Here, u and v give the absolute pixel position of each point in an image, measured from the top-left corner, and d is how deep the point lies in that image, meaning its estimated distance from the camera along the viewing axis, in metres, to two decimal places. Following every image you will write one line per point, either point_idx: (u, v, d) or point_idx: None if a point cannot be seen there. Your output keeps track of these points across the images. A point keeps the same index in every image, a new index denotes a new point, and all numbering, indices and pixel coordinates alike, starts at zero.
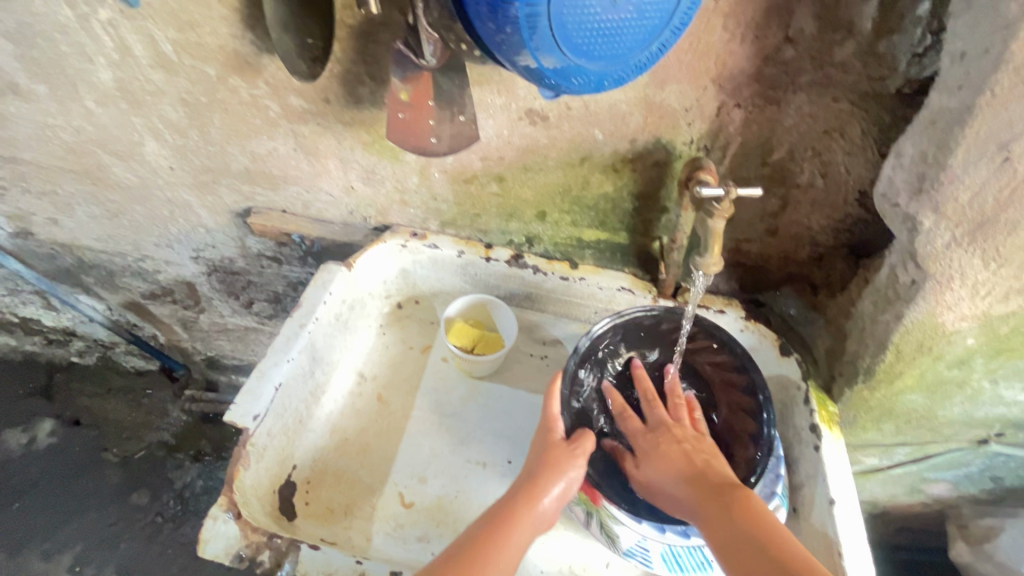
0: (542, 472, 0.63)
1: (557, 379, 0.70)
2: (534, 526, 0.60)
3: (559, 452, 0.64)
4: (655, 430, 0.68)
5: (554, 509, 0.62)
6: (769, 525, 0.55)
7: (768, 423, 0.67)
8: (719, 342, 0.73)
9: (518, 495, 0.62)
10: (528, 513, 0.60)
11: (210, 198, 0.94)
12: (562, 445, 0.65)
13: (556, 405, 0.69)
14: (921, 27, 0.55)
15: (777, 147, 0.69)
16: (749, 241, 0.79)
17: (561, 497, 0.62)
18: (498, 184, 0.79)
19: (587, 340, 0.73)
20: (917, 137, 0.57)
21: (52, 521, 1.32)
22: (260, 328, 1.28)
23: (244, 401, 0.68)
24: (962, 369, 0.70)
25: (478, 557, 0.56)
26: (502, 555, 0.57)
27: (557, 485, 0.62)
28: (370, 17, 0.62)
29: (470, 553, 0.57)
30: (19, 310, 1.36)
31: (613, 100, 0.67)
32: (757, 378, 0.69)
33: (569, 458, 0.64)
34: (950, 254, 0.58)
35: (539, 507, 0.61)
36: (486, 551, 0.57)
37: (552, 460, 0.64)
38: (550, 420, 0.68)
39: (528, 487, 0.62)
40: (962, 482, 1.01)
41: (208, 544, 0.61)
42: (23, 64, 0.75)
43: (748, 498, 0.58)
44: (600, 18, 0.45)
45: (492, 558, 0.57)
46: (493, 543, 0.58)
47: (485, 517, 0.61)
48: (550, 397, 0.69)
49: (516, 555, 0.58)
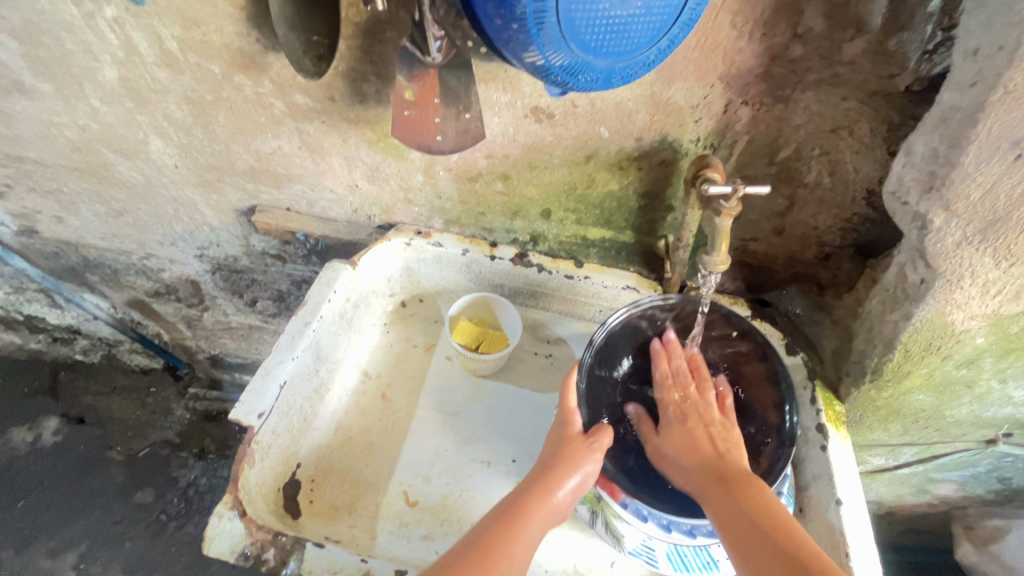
0: (558, 464, 0.62)
1: (574, 371, 0.69)
2: (547, 518, 0.60)
3: (576, 445, 0.63)
4: (683, 409, 0.68)
5: (567, 502, 0.62)
6: (782, 521, 0.54)
7: (792, 413, 0.65)
8: (741, 331, 0.72)
9: (533, 488, 0.61)
10: (542, 506, 0.59)
11: (215, 197, 0.94)
12: (579, 438, 0.64)
13: (573, 397, 0.68)
14: (931, 24, 0.54)
15: (785, 146, 0.68)
16: (755, 240, 0.79)
17: (576, 490, 0.61)
18: (503, 182, 0.79)
19: (602, 334, 0.71)
20: (928, 135, 0.56)
21: (57, 519, 1.33)
22: (264, 326, 1.28)
23: (249, 399, 0.68)
24: (971, 369, 0.69)
25: (494, 546, 0.55)
26: (517, 545, 0.56)
27: (573, 478, 0.61)
28: (375, 15, 0.62)
29: (484, 542, 0.56)
30: (24, 308, 1.36)
31: (619, 98, 0.66)
32: (781, 367, 0.68)
33: (586, 451, 0.63)
34: (960, 252, 0.57)
35: (554, 500, 0.60)
36: (501, 539, 0.56)
37: (569, 453, 0.63)
38: (568, 412, 0.67)
39: (544, 480, 0.61)
40: (968, 482, 1.00)
41: (214, 542, 0.61)
42: (29, 63, 0.75)
43: (761, 492, 0.57)
44: (609, 14, 0.45)
45: (507, 547, 0.56)
46: (508, 533, 0.57)
47: (499, 508, 0.60)
48: (567, 389, 0.68)
49: (530, 547, 0.58)
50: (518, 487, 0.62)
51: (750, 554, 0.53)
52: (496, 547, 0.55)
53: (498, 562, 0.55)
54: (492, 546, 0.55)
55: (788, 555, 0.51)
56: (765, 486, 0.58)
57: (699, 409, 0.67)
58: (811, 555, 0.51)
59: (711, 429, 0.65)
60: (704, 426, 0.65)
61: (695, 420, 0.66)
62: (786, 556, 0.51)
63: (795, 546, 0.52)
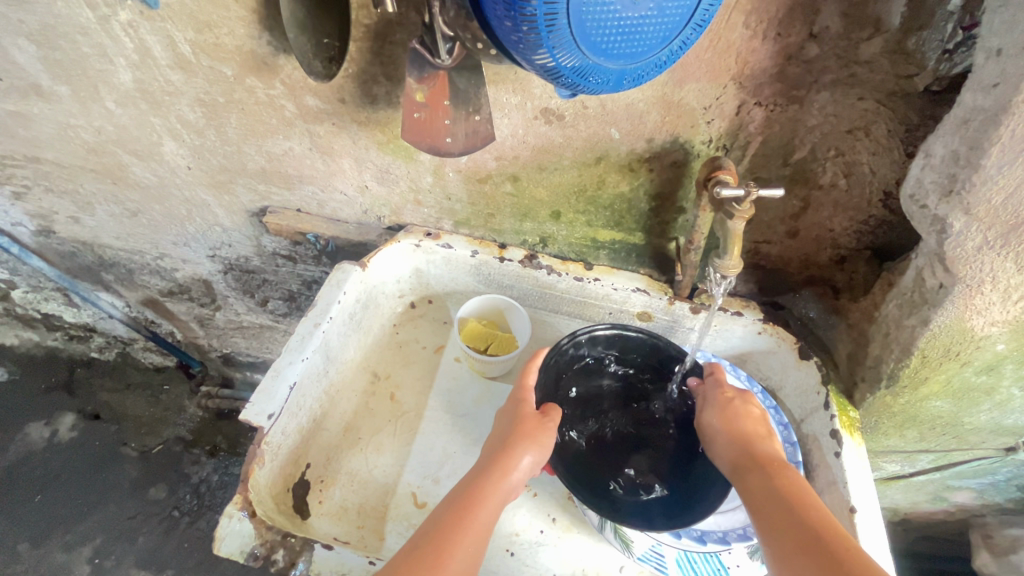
0: (517, 441, 0.64)
1: (539, 357, 0.72)
2: (504, 498, 0.61)
3: (533, 425, 0.66)
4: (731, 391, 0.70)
5: (524, 480, 0.63)
6: (804, 499, 0.56)
7: None
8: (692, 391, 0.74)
9: (493, 466, 0.62)
10: (500, 484, 0.61)
11: (227, 198, 0.95)
12: (534, 418, 0.67)
13: (533, 378, 0.71)
14: (952, 22, 0.53)
15: (799, 147, 0.67)
16: (769, 242, 0.77)
17: (531, 467, 0.64)
18: (513, 183, 0.78)
19: (585, 334, 0.76)
20: (948, 136, 0.55)
21: (73, 513, 1.35)
22: (275, 325, 1.29)
23: (259, 400, 0.68)
24: (991, 376, 0.68)
25: (462, 517, 0.57)
26: (477, 518, 0.57)
27: (529, 456, 0.63)
28: (386, 18, 0.61)
29: (449, 517, 0.57)
30: (41, 306, 1.38)
31: (630, 99, 0.65)
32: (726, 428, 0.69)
33: (541, 429, 0.66)
34: (981, 257, 0.56)
35: (510, 480, 0.62)
36: (463, 517, 0.57)
37: (527, 431, 0.65)
38: (523, 391, 0.70)
39: (502, 459, 0.63)
40: (988, 490, 0.98)
41: (223, 542, 0.61)
42: (46, 66, 0.76)
43: (790, 480, 0.59)
44: (621, 16, 0.44)
45: (470, 519, 0.57)
46: (472, 506, 0.58)
47: (463, 487, 0.61)
48: (527, 371, 0.72)
49: (487, 529, 0.57)
50: (479, 465, 0.64)
51: (775, 534, 0.54)
52: (459, 522, 0.56)
53: (464, 530, 0.56)
54: (463, 513, 0.57)
55: (810, 530, 0.52)
56: (793, 476, 0.60)
57: (742, 397, 0.69)
58: (831, 528, 0.52)
59: (755, 415, 0.68)
60: (743, 408, 0.67)
61: (737, 405, 0.68)
62: (806, 525, 0.53)
63: (820, 522, 0.53)
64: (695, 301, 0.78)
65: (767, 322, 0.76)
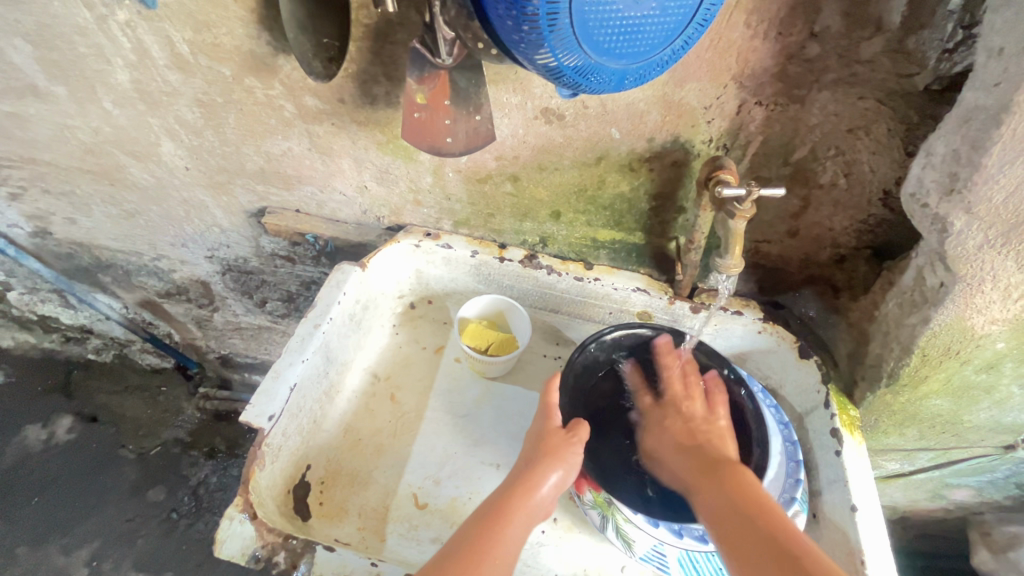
0: (540, 459, 0.63)
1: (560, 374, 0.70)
2: (531, 515, 0.61)
3: (557, 441, 0.65)
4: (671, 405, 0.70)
5: (551, 497, 0.63)
6: (765, 508, 0.57)
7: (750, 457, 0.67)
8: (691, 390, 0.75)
9: (518, 485, 0.62)
10: (526, 502, 0.60)
11: (225, 198, 0.94)
12: (559, 434, 0.66)
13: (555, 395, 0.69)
14: (952, 22, 0.53)
15: (800, 147, 0.67)
16: (769, 241, 0.77)
17: (558, 485, 0.63)
18: (513, 184, 0.78)
19: (594, 344, 0.75)
20: (950, 135, 0.55)
21: (71, 516, 1.34)
22: (273, 326, 1.29)
23: (260, 402, 0.68)
24: (991, 374, 0.68)
25: (483, 539, 0.57)
26: (501, 538, 0.57)
27: (555, 474, 0.62)
28: (387, 18, 0.61)
29: (473, 539, 0.57)
30: (38, 308, 1.37)
31: (630, 99, 0.66)
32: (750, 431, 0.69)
33: (567, 445, 0.65)
34: (982, 256, 0.56)
35: (537, 497, 0.61)
36: (486, 539, 0.57)
37: (552, 448, 0.64)
38: (549, 408, 0.69)
39: (526, 478, 0.62)
40: (986, 488, 0.99)
41: (224, 544, 0.61)
42: (43, 66, 0.76)
43: (744, 485, 0.59)
44: (623, 15, 0.44)
45: (495, 541, 0.57)
46: (495, 528, 0.58)
47: (484, 508, 0.61)
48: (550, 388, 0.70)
49: (514, 547, 0.58)
50: (502, 485, 0.63)
51: (738, 551, 0.54)
52: (483, 545, 0.56)
53: (487, 555, 0.56)
54: (486, 537, 0.57)
55: (773, 546, 0.53)
56: (746, 476, 0.60)
57: (682, 405, 0.69)
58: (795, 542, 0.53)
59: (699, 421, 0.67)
60: (685, 421, 0.67)
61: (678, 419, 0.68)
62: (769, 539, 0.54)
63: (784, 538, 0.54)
64: (695, 300, 0.78)
65: (767, 321, 0.76)
